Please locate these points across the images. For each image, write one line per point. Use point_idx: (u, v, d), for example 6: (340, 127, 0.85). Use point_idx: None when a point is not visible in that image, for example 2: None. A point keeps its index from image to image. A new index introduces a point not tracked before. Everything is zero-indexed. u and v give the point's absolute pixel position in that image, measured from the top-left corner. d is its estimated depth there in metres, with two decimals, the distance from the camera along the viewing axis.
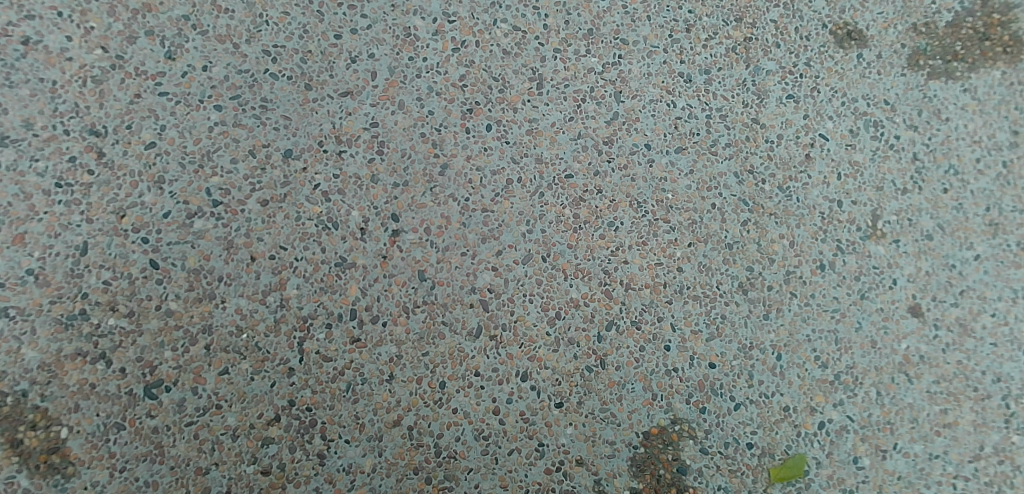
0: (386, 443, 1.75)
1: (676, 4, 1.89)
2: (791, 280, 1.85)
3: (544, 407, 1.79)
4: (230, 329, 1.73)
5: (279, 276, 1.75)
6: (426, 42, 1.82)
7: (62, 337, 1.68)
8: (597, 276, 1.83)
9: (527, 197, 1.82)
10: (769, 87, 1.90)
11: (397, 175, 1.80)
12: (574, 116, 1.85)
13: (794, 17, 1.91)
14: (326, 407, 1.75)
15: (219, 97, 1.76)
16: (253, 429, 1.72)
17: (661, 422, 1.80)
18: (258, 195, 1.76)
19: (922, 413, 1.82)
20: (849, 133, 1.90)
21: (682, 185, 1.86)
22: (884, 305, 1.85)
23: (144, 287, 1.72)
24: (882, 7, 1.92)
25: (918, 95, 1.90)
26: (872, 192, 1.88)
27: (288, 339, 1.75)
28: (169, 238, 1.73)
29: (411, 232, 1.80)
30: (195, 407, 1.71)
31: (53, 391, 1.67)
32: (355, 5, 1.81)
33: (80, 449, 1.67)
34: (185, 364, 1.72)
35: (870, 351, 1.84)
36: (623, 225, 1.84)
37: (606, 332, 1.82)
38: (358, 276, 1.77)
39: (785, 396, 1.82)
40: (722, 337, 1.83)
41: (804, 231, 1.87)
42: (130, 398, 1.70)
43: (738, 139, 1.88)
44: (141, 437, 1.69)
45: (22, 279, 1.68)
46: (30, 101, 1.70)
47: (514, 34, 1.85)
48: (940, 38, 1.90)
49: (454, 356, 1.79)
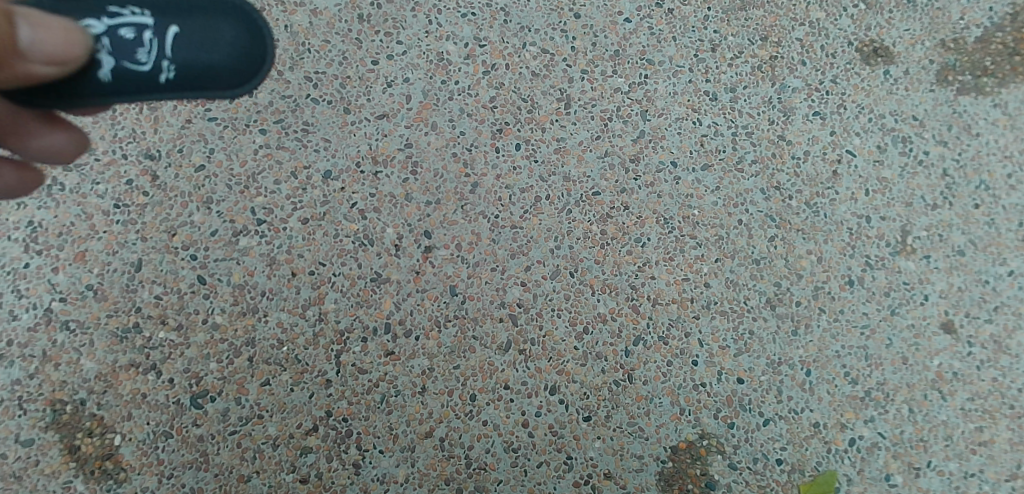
0: (418, 454, 1.80)
1: (700, 25, 1.96)
2: (820, 296, 1.86)
3: (572, 420, 1.81)
4: (272, 342, 1.82)
5: (317, 290, 1.84)
6: (457, 66, 1.92)
7: (117, 349, 1.79)
8: (625, 291, 1.85)
9: (555, 213, 1.88)
10: (796, 104, 1.94)
11: (429, 194, 1.88)
12: (601, 134, 1.91)
13: (819, 35, 1.96)
14: (361, 418, 1.80)
15: (264, 121, 1.88)
16: (292, 439, 1.79)
17: (689, 436, 1.81)
18: (299, 214, 1.86)
19: (957, 431, 1.80)
20: (877, 149, 1.92)
21: (708, 202, 1.89)
22: (915, 321, 1.85)
23: (192, 301, 1.82)
24: (909, 24, 1.96)
25: (948, 110, 1.93)
26: (901, 207, 1.90)
27: (326, 352, 1.82)
28: (216, 255, 1.84)
29: (443, 248, 1.86)
30: (238, 416, 1.79)
31: (108, 400, 1.78)
32: (392, 33, 1.92)
33: (132, 455, 1.76)
34: (229, 375, 1.80)
35: (901, 368, 1.83)
36: (650, 241, 1.88)
37: (633, 347, 1.84)
38: (392, 291, 1.84)
39: (815, 412, 1.81)
40: (750, 352, 1.84)
41: (832, 247, 1.88)
42: (177, 407, 1.78)
43: (764, 156, 1.91)
44: (187, 445, 1.77)
45: (82, 293, 1.80)
46: (93, 128, 1.85)
47: (543, 57, 1.93)
48: (968, 54, 1.95)
49: (484, 369, 1.82)
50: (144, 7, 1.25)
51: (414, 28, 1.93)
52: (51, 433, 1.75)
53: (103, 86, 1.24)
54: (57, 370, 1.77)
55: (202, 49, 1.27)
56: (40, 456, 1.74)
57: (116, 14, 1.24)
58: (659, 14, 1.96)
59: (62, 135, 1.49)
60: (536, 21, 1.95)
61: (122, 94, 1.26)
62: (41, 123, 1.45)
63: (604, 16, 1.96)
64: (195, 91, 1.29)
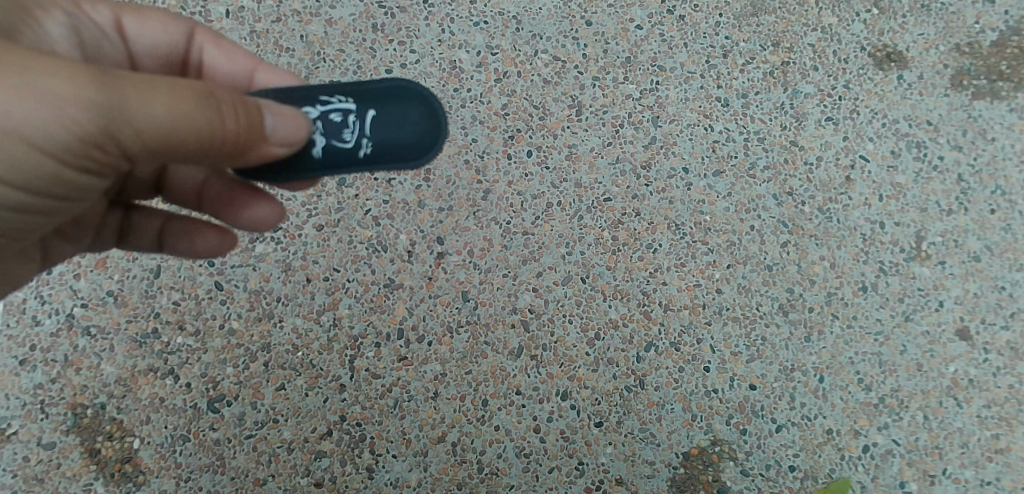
0: (431, 458, 1.81)
1: (712, 31, 1.97)
2: (833, 302, 1.85)
3: (584, 426, 1.82)
4: (287, 347, 1.84)
5: (332, 296, 1.86)
6: (470, 74, 1.94)
7: (137, 354, 1.83)
8: (636, 297, 1.86)
9: (566, 220, 1.89)
10: (808, 109, 1.93)
11: (442, 200, 1.90)
12: (613, 141, 1.92)
13: (832, 40, 1.96)
14: (374, 422, 1.82)
15: None
16: (307, 443, 1.81)
17: (700, 443, 1.80)
18: (314, 221, 1.88)
19: (973, 438, 1.78)
20: (890, 155, 1.91)
21: (720, 208, 1.89)
22: (930, 328, 1.84)
23: (210, 307, 1.85)
24: (923, 28, 1.96)
25: (963, 115, 1.92)
26: (915, 213, 1.88)
27: (340, 357, 1.84)
28: (233, 261, 1.87)
29: (455, 254, 1.88)
30: (254, 420, 1.81)
31: (128, 404, 1.81)
32: (405, 42, 1.94)
33: (151, 459, 1.79)
34: (246, 379, 1.83)
35: (916, 374, 1.82)
36: (661, 247, 1.88)
37: (645, 353, 1.84)
38: (405, 296, 1.86)
39: (828, 418, 1.80)
40: (763, 358, 1.83)
41: (845, 253, 1.87)
42: (195, 411, 1.81)
43: (776, 162, 1.91)
44: (204, 449, 1.80)
45: (103, 299, 1.84)
46: None
47: (554, 64, 1.95)
48: (984, 58, 1.93)
49: (496, 374, 1.83)
50: (346, 93, 1.36)
51: (427, 37, 1.95)
52: (72, 436, 1.78)
53: (314, 162, 1.34)
54: (79, 375, 1.81)
55: (393, 127, 1.36)
56: (61, 458, 1.77)
57: (327, 101, 1.34)
58: (670, 20, 1.97)
59: (267, 205, 1.62)
60: (547, 29, 1.96)
61: (327, 170, 1.35)
62: (249, 194, 1.61)
63: (615, 23, 1.97)
64: (390, 163, 1.36)
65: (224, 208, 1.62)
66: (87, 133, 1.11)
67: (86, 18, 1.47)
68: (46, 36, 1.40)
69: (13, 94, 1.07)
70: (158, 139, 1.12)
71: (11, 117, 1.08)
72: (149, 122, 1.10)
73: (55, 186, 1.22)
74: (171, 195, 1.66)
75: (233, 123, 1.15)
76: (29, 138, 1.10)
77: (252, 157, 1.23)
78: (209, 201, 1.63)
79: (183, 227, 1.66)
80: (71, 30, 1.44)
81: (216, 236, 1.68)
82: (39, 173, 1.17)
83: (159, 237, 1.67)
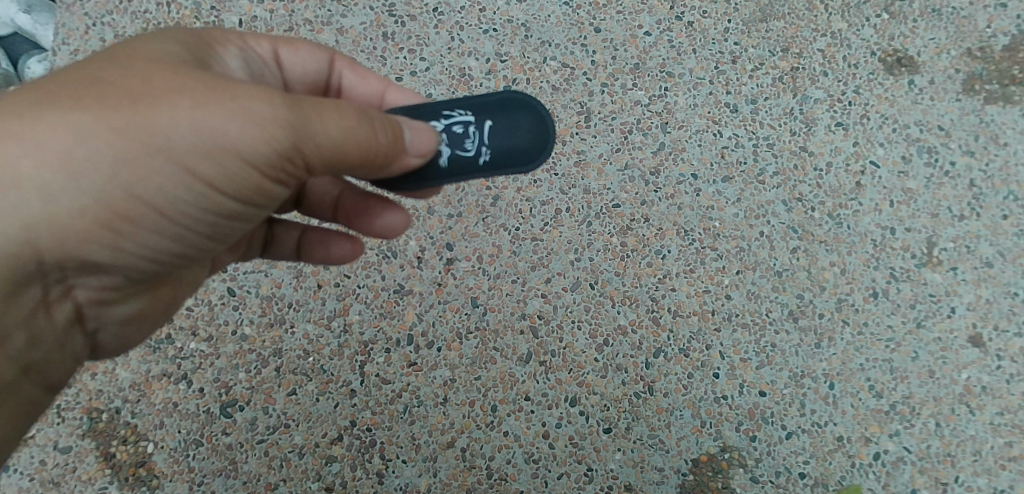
0: (440, 463, 1.82)
1: (721, 37, 1.97)
2: (843, 308, 1.85)
3: (593, 432, 1.82)
4: (298, 352, 1.86)
5: (342, 302, 1.87)
6: (479, 81, 1.95)
7: (151, 359, 1.85)
8: (645, 303, 1.86)
9: (575, 226, 1.90)
10: (818, 115, 1.93)
11: (451, 207, 1.91)
12: (621, 147, 1.92)
13: (842, 45, 1.96)
14: (384, 427, 1.83)
15: None
16: (318, 448, 1.82)
17: (709, 449, 1.80)
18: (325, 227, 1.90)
19: (986, 446, 1.77)
20: (901, 160, 1.90)
21: (729, 214, 1.89)
22: (942, 334, 1.83)
23: (222, 313, 1.87)
24: (934, 33, 1.95)
25: (975, 120, 1.91)
26: (927, 219, 1.87)
27: (350, 362, 1.85)
28: (245, 267, 1.89)
29: (464, 260, 1.89)
30: (265, 425, 1.83)
31: (142, 408, 1.83)
32: (415, 50, 1.96)
33: (165, 463, 1.81)
34: (258, 385, 1.84)
35: (928, 381, 1.81)
36: (670, 253, 1.88)
37: (654, 359, 1.84)
38: (415, 302, 1.87)
39: (838, 425, 1.80)
40: (772, 365, 1.83)
41: (855, 259, 1.87)
42: (207, 416, 1.83)
43: (786, 168, 1.91)
44: (217, 453, 1.82)
45: None
46: None
47: (563, 71, 1.96)
48: (996, 63, 1.92)
49: (505, 380, 1.84)
50: (465, 106, 1.37)
51: (436, 45, 1.96)
52: (88, 440, 1.81)
53: (437, 172, 1.35)
54: (95, 380, 1.84)
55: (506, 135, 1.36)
56: (77, 462, 1.80)
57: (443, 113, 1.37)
58: (679, 27, 1.97)
59: (397, 213, 1.61)
60: (556, 36, 1.97)
61: (449, 178, 1.36)
62: (382, 204, 1.61)
63: (624, 30, 1.98)
64: (506, 168, 1.37)
65: (360, 218, 1.62)
66: (289, 145, 1.14)
67: (253, 53, 1.44)
68: (226, 70, 1.36)
69: (225, 112, 1.12)
70: (339, 151, 1.17)
71: (228, 137, 1.13)
72: (326, 134, 1.15)
73: (261, 197, 1.25)
74: (307, 209, 1.66)
75: (387, 137, 1.22)
76: (243, 152, 1.14)
77: (393, 169, 1.28)
78: (343, 212, 1.63)
79: (318, 237, 1.67)
80: (243, 63, 1.41)
81: (348, 244, 1.69)
82: (244, 182, 1.20)
83: (297, 247, 1.69)
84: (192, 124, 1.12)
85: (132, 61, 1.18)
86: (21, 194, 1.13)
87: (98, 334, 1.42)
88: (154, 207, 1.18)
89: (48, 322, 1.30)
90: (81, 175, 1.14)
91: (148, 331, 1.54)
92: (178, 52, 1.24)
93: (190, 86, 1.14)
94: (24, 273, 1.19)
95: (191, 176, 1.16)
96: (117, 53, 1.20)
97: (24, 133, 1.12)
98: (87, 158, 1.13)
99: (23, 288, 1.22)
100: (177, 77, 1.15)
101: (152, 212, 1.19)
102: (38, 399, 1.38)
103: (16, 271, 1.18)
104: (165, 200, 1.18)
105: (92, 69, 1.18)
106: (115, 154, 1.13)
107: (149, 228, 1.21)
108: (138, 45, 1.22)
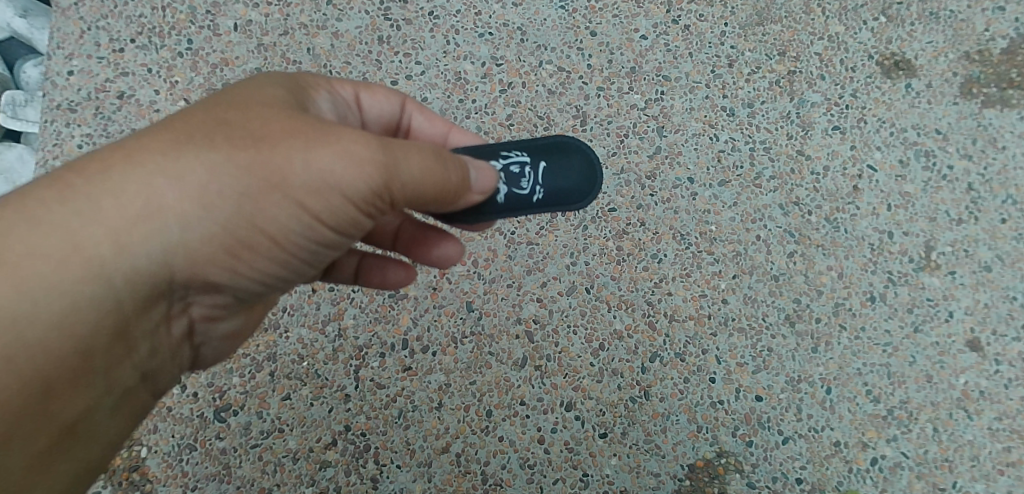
0: (435, 469, 1.80)
1: (717, 41, 1.96)
2: (840, 312, 1.84)
3: (588, 437, 1.80)
4: (292, 357, 1.84)
5: (337, 306, 1.86)
6: (475, 85, 1.94)
7: None
8: (641, 307, 1.85)
9: (571, 230, 1.89)
10: (814, 118, 1.92)
11: None
12: (617, 151, 1.91)
13: (839, 49, 1.95)
14: (379, 432, 1.81)
15: None
16: (312, 453, 1.79)
17: (706, 454, 1.79)
18: None
19: (984, 451, 1.76)
20: (899, 164, 1.89)
21: (725, 217, 1.88)
22: (940, 339, 1.81)
23: None
24: (931, 36, 1.94)
25: (973, 123, 1.90)
26: (924, 222, 1.86)
27: (345, 367, 1.84)
28: None
29: (460, 264, 1.88)
30: (260, 430, 1.80)
31: None
32: (411, 54, 1.95)
33: (158, 468, 1.78)
34: (252, 389, 1.82)
35: (925, 386, 1.79)
36: (666, 257, 1.87)
37: (650, 364, 1.83)
38: (410, 306, 1.86)
39: (835, 430, 1.78)
40: (769, 369, 1.82)
41: (853, 263, 1.86)
42: (201, 421, 1.80)
43: (782, 172, 1.90)
44: (210, 458, 1.79)
45: None
46: None
47: (559, 74, 1.95)
48: (994, 66, 1.92)
49: (500, 385, 1.83)
50: (520, 147, 1.39)
51: (432, 48, 1.96)
52: None
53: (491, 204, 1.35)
54: None
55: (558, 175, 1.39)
56: None
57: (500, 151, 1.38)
58: (675, 31, 1.97)
59: (454, 244, 1.63)
60: (552, 40, 1.97)
61: (501, 213, 1.37)
62: (440, 234, 1.62)
63: (620, 33, 1.97)
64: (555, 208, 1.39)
65: (418, 247, 1.63)
66: (383, 184, 1.15)
67: (339, 95, 1.43)
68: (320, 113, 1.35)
69: (333, 155, 1.13)
70: (436, 188, 1.20)
71: (339, 177, 1.13)
72: (412, 177, 1.17)
73: (360, 231, 1.25)
74: (368, 236, 1.65)
75: (457, 179, 1.23)
76: (348, 192, 1.15)
77: (459, 204, 1.29)
78: (404, 241, 1.63)
79: (377, 261, 1.66)
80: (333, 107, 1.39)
81: (403, 270, 1.69)
82: (348, 218, 1.20)
83: (354, 274, 1.66)
84: (305, 164, 1.13)
85: (246, 104, 1.19)
86: (158, 223, 1.13)
87: (201, 349, 1.43)
88: (270, 237, 1.18)
89: (167, 335, 1.30)
90: (211, 206, 1.13)
91: (235, 347, 1.54)
92: (283, 95, 1.25)
93: (306, 129, 1.15)
94: (154, 293, 1.18)
95: (302, 212, 1.16)
96: (227, 98, 1.20)
97: (160, 167, 1.13)
98: (213, 193, 1.13)
99: (152, 305, 1.21)
100: (290, 121, 1.16)
101: (268, 242, 1.18)
102: (146, 408, 1.35)
103: (146, 293, 1.17)
104: (279, 231, 1.18)
105: (210, 110, 1.18)
106: (239, 189, 1.13)
107: (266, 256, 1.20)
108: (246, 90, 1.22)
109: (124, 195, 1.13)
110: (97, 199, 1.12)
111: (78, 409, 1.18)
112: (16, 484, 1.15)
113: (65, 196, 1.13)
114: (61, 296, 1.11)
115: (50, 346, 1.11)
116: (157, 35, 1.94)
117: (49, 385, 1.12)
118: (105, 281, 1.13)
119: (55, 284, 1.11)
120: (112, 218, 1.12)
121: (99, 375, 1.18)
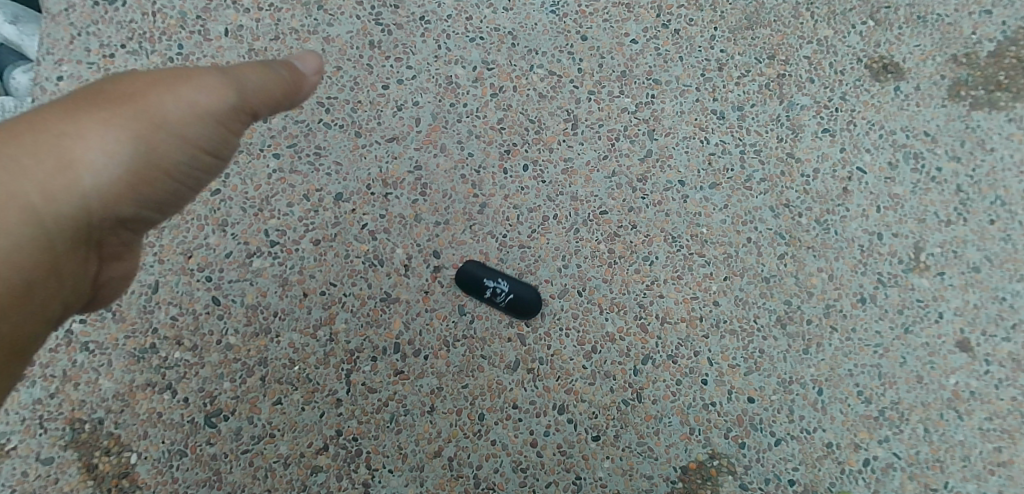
0: (427, 473, 1.79)
1: (707, 45, 1.97)
2: (831, 314, 1.84)
3: (581, 440, 1.80)
4: (284, 361, 1.82)
5: (328, 310, 1.84)
6: (466, 89, 1.95)
7: (135, 369, 1.79)
8: (633, 309, 1.85)
9: (563, 233, 1.89)
10: (804, 121, 1.93)
11: (438, 214, 1.89)
12: (608, 154, 1.93)
13: (828, 53, 1.96)
14: (371, 437, 1.80)
15: (278, 146, 1.90)
16: (303, 458, 1.78)
17: (698, 457, 1.79)
18: (311, 235, 1.87)
19: (974, 451, 1.77)
20: (888, 166, 1.91)
21: (716, 220, 1.89)
22: (930, 340, 1.82)
23: (207, 321, 1.82)
24: (919, 40, 1.96)
25: (961, 125, 1.92)
26: (913, 224, 1.88)
27: (337, 371, 1.82)
28: (230, 276, 1.84)
29: (451, 268, 1.87)
30: (251, 435, 1.78)
31: (126, 419, 1.77)
32: (402, 58, 1.95)
33: (148, 474, 1.76)
34: (243, 394, 1.80)
35: (916, 387, 1.80)
36: (658, 259, 1.88)
37: (642, 366, 1.83)
38: (402, 310, 1.85)
39: (827, 431, 1.79)
40: (761, 371, 1.82)
41: (843, 264, 1.86)
42: (192, 426, 1.78)
43: (773, 174, 1.91)
44: (201, 464, 1.77)
45: (101, 314, 1.81)
46: None
47: (550, 78, 1.96)
48: (981, 69, 1.93)
49: (492, 388, 1.82)
50: None
51: (423, 53, 1.96)
52: (70, 451, 1.75)
53: None
54: (77, 390, 1.77)
55: None
56: (59, 473, 1.74)
57: None
58: (665, 35, 1.98)
59: None
60: (543, 44, 1.97)
61: None
62: None
63: (611, 38, 1.98)
64: None
65: None
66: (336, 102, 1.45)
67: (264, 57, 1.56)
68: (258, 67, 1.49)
69: (299, 85, 1.42)
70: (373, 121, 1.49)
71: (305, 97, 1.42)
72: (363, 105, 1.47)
73: None
74: None
75: (287, 71, 1.41)
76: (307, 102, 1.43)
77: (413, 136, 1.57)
78: None
79: None
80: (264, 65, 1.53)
81: None
82: None
83: None
84: (282, 89, 1.39)
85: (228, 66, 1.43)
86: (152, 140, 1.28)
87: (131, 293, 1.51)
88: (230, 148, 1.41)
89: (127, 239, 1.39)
90: (195, 116, 1.30)
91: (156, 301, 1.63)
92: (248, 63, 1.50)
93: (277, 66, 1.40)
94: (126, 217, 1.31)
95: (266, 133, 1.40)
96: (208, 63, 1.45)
97: (156, 89, 1.29)
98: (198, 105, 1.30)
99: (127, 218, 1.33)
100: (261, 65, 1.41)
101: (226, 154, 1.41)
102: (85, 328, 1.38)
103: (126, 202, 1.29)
104: (232, 145, 1.41)
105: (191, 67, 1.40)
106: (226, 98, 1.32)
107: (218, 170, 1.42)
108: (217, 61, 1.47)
109: (119, 108, 1.25)
110: (96, 108, 1.24)
111: (74, 241, 1.23)
112: (34, 280, 1.16)
113: (68, 110, 1.23)
114: (59, 196, 1.19)
115: (54, 189, 1.19)
116: (148, 40, 1.92)
117: (49, 253, 1.19)
118: (93, 185, 1.23)
119: (50, 183, 1.19)
120: (106, 126, 1.23)
121: (87, 236, 1.27)
